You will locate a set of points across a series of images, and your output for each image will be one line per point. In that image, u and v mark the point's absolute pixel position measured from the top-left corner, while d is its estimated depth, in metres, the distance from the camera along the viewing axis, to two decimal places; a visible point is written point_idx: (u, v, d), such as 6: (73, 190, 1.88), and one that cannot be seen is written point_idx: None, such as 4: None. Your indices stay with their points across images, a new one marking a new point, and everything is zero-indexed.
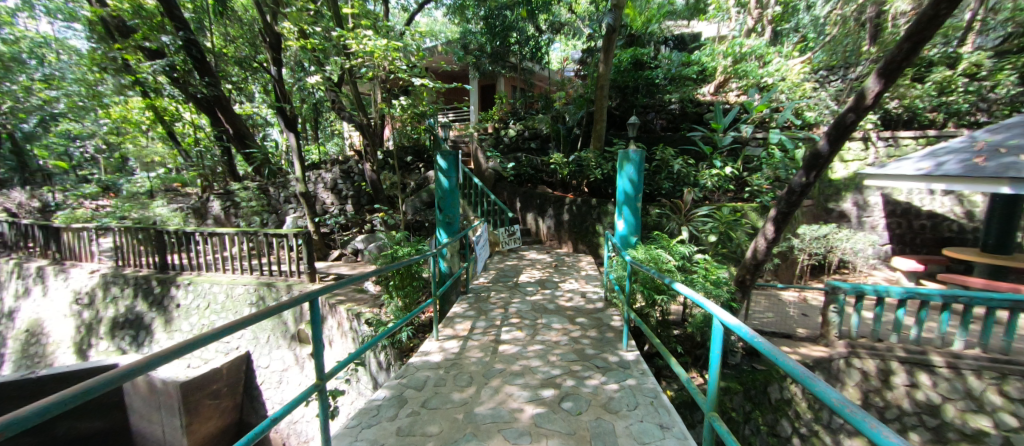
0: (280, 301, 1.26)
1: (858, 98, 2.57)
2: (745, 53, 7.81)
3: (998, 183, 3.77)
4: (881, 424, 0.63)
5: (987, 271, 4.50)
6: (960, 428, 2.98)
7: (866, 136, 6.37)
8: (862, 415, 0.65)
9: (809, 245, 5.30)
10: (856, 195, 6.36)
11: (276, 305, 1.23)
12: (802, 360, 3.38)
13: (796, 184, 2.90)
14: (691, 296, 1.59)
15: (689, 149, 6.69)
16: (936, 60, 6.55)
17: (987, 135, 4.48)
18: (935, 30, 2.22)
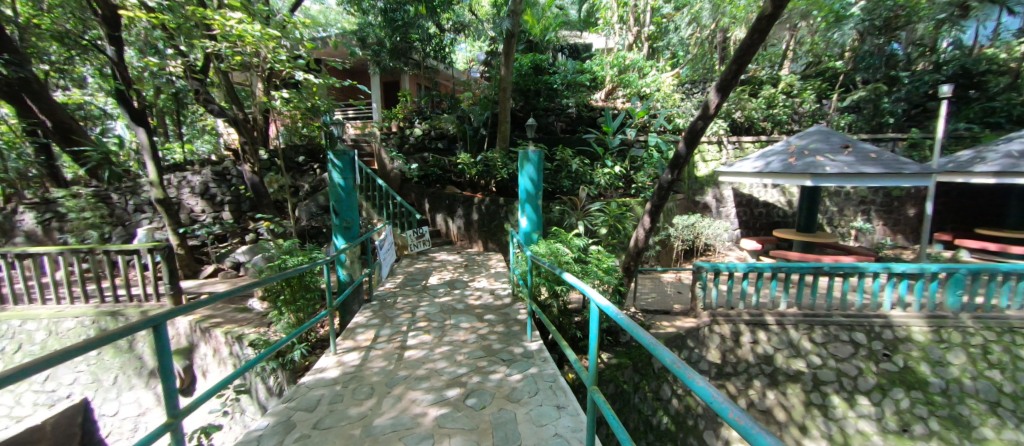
0: (126, 324, 1.01)
1: (704, 108, 3.08)
2: (628, 65, 8.83)
3: (804, 178, 4.90)
4: (694, 372, 0.79)
5: (802, 246, 5.78)
6: (787, 371, 3.79)
7: (720, 140, 7.71)
8: (683, 368, 0.81)
9: (682, 233, 6.28)
10: (714, 190, 7.64)
11: (114, 331, 0.98)
12: (676, 332, 3.95)
13: (664, 180, 3.36)
14: (577, 285, 1.76)
15: (585, 150, 7.28)
16: (765, 80, 8.46)
17: (796, 140, 5.77)
18: (754, 53, 2.72)
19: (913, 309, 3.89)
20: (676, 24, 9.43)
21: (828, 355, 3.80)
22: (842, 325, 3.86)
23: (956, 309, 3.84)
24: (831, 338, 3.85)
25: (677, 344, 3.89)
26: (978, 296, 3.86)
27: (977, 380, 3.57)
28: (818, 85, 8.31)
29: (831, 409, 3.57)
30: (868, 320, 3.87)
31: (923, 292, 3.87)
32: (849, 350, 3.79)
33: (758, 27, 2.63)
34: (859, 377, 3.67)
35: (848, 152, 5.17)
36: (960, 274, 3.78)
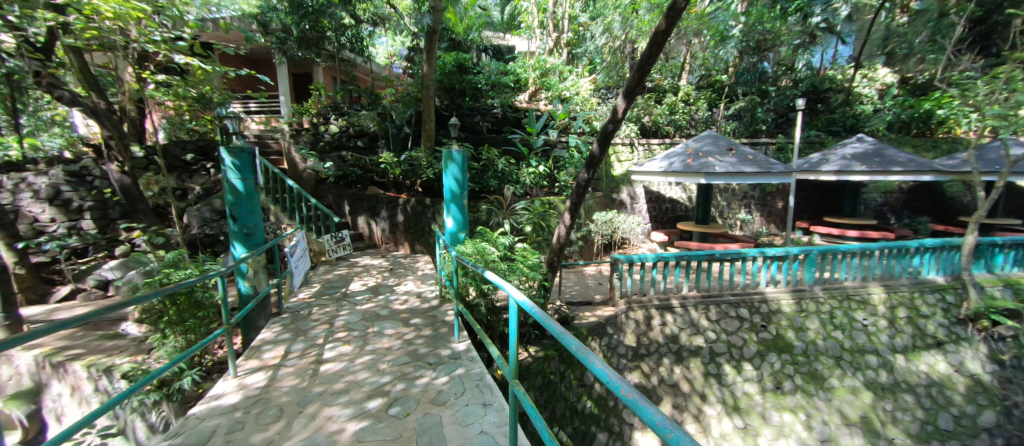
0: None
1: (613, 112, 3.32)
2: (548, 69, 9.19)
3: (698, 176, 5.59)
4: (590, 352, 0.87)
5: (700, 237, 6.57)
6: (689, 348, 4.28)
7: (631, 142, 8.42)
8: (582, 350, 0.88)
9: (602, 228, 6.82)
10: (628, 188, 8.27)
11: None
12: (597, 320, 4.23)
13: (581, 179, 3.57)
14: (498, 283, 1.80)
15: (511, 150, 7.41)
16: (667, 89, 9.47)
17: (693, 143, 6.53)
18: (653, 63, 2.99)
19: (782, 285, 4.65)
20: (592, 32, 10.06)
21: (721, 330, 4.38)
22: (731, 303, 4.48)
23: (811, 283, 4.67)
24: (723, 315, 4.44)
25: (598, 332, 4.16)
26: (826, 271, 4.74)
27: (826, 340, 4.41)
28: (709, 95, 9.51)
29: (724, 377, 4.14)
30: (750, 297, 4.54)
31: (789, 271, 4.65)
32: (736, 324, 4.41)
33: (656, 40, 2.90)
34: (744, 346, 4.30)
35: (732, 154, 5.99)
36: (814, 254, 4.60)
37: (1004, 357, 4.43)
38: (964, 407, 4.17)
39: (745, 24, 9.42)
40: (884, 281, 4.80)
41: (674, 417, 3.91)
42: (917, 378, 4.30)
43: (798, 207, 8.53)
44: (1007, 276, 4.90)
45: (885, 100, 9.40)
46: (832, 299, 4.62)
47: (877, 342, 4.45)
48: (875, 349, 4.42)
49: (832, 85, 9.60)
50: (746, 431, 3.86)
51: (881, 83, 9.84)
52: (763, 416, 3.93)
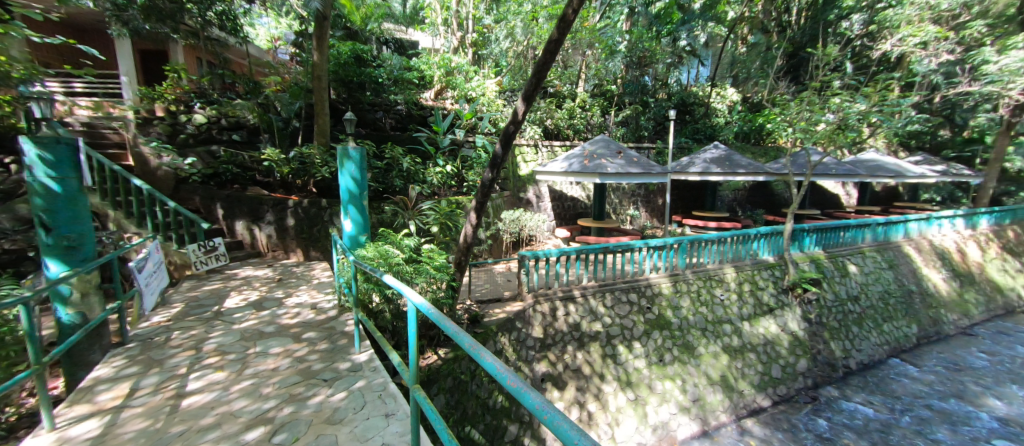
0: None
1: (513, 114, 3.42)
2: (453, 68, 9.10)
3: (593, 177, 6.11)
4: (484, 349, 0.92)
5: (597, 231, 7.20)
6: (590, 334, 4.66)
7: (535, 144, 8.81)
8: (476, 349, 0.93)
9: (510, 227, 6.97)
10: (534, 187, 8.64)
11: None
12: (506, 316, 4.35)
13: (486, 179, 3.61)
14: (397, 288, 1.74)
15: (416, 149, 7.16)
16: (566, 95, 10.15)
17: (589, 146, 7.11)
18: (548, 69, 3.16)
19: (662, 271, 5.35)
20: (496, 35, 10.29)
21: (615, 315, 4.85)
22: (623, 289, 5.01)
23: (684, 268, 5.47)
24: (616, 301, 4.94)
25: (507, 327, 4.26)
26: (694, 257, 5.59)
27: (696, 315, 5.21)
28: (602, 103, 10.47)
29: (618, 356, 4.63)
30: (638, 283, 5.13)
31: (667, 258, 5.37)
32: (628, 308, 4.94)
33: (549, 49, 3.08)
34: (634, 327, 4.85)
35: (620, 156, 6.69)
36: (685, 243, 5.39)
37: (811, 316, 5.78)
38: (787, 357, 5.36)
39: (629, 41, 10.85)
40: (735, 262, 5.86)
41: (578, 399, 4.24)
42: (758, 339, 5.36)
43: (673, 203, 9.92)
44: (812, 253, 6.38)
45: (733, 115, 11.48)
46: (699, 280, 5.47)
47: (731, 313, 5.41)
48: (730, 318, 5.38)
49: (696, 100, 11.36)
50: (636, 402, 4.44)
51: (729, 100, 11.99)
52: (649, 387, 4.55)
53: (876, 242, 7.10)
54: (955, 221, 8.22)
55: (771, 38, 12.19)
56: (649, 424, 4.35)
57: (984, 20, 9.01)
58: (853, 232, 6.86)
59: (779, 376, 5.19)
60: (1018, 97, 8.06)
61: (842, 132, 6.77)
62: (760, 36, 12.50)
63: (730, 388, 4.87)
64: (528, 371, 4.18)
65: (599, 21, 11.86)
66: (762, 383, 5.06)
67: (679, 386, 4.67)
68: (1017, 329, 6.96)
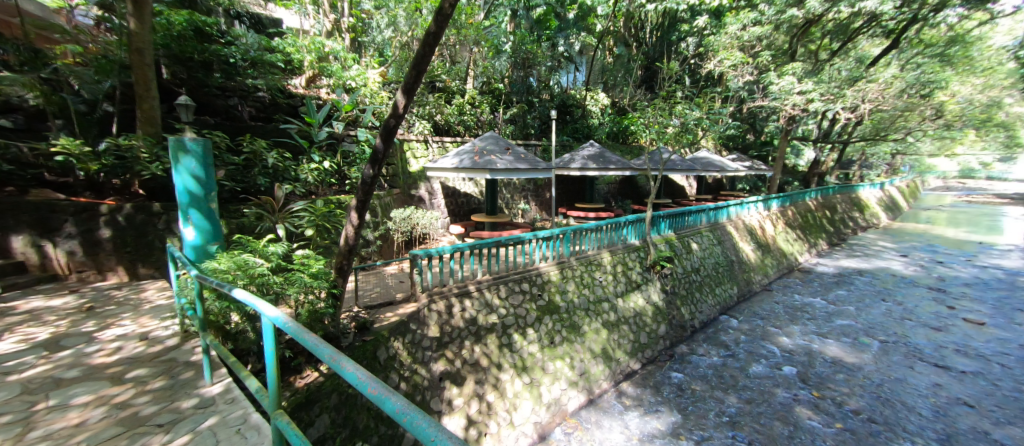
0: None
1: (393, 107, 3.22)
2: (327, 53, 8.18)
3: (483, 172, 6.23)
4: (352, 367, 0.89)
5: (491, 226, 7.37)
6: (486, 326, 4.73)
7: (424, 140, 8.58)
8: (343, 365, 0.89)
9: (399, 226, 6.65)
10: (426, 184, 8.38)
11: None
12: (397, 319, 4.15)
13: (366, 176, 3.35)
14: (249, 302, 1.53)
15: (284, 142, 6.26)
16: (455, 90, 10.12)
17: (479, 142, 7.20)
18: (428, 63, 3.07)
19: (550, 259, 5.73)
20: (377, 22, 9.70)
21: (509, 305, 5.02)
22: (516, 280, 5.20)
23: (569, 255, 5.94)
24: (510, 291, 5.11)
25: (400, 331, 4.04)
26: (577, 245, 6.12)
27: (580, 297, 5.74)
28: (490, 100, 10.70)
29: (514, 344, 4.83)
30: (529, 273, 5.39)
31: (554, 248, 5.77)
32: (521, 297, 5.16)
33: (427, 41, 2.99)
34: (528, 315, 5.11)
35: (509, 153, 6.92)
36: (568, 233, 5.86)
37: (667, 288, 6.91)
38: (651, 325, 6.31)
39: (513, 42, 11.38)
40: (610, 247, 6.61)
41: (477, 391, 4.30)
42: (630, 312, 6.19)
43: (559, 197, 10.75)
44: (666, 235, 7.58)
45: (605, 117, 12.90)
46: (582, 265, 6.01)
47: (608, 292, 6.10)
48: (608, 297, 6.07)
49: (575, 102, 12.44)
50: (532, 385, 4.70)
51: (603, 103, 13.17)
52: (542, 368, 4.87)
53: (710, 223, 8.80)
54: (759, 205, 10.68)
55: (631, 52, 14.08)
56: (544, 403, 4.67)
57: (770, 51, 11.87)
58: (694, 216, 8.38)
59: (646, 341, 6.09)
60: (790, 111, 10.86)
61: (684, 134, 8.10)
62: (623, 48, 14.30)
63: (609, 358, 5.52)
64: (425, 373, 4.05)
65: (484, 19, 12.09)
66: (633, 349, 5.87)
67: (568, 364, 5.11)
68: (795, 283, 9.45)
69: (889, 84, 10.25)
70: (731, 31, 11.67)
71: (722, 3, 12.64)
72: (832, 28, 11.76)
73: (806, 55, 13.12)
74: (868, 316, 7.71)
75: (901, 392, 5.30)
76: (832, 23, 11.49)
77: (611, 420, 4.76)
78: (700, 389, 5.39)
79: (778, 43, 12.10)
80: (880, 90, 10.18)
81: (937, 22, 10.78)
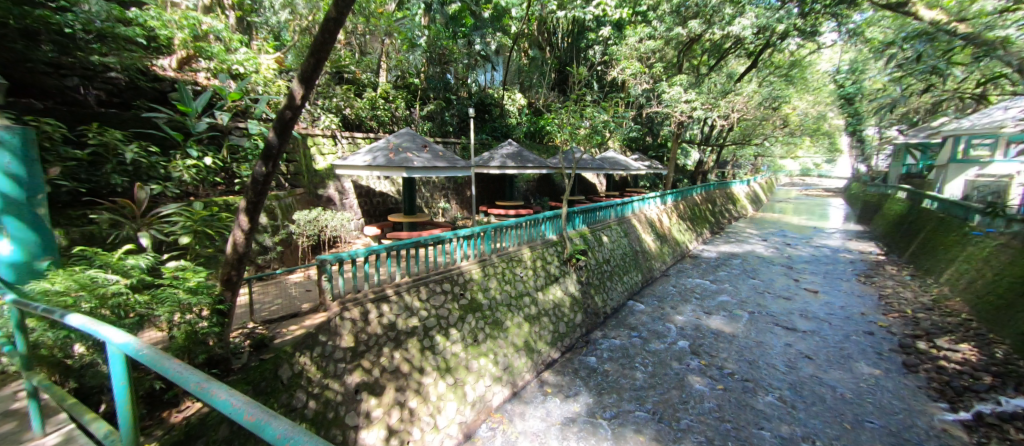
0: None
1: (289, 97, 2.88)
2: (204, 32, 6.97)
3: (400, 171, 5.96)
4: (221, 389, 0.88)
5: (410, 227, 7.10)
6: (406, 330, 4.53)
7: (332, 135, 7.89)
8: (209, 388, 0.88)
9: (305, 229, 5.94)
10: (335, 183, 7.74)
11: None
12: (303, 332, 3.76)
13: (258, 174, 2.95)
14: (86, 327, 1.31)
15: (150, 135, 5.17)
16: (366, 83, 9.55)
17: (394, 138, 6.88)
18: (329, 50, 2.82)
19: (472, 258, 5.69)
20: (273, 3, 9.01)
21: (430, 306, 4.88)
22: (436, 281, 5.07)
23: (490, 253, 5.98)
24: (431, 292, 4.96)
25: (306, 344, 3.65)
26: (498, 242, 6.19)
27: (502, 293, 5.82)
28: (406, 95, 10.29)
29: (436, 346, 4.71)
30: (450, 272, 5.29)
31: (476, 246, 5.75)
32: (442, 298, 5.05)
33: (327, 27, 2.73)
34: (450, 315, 5.03)
35: (426, 150, 6.72)
36: (489, 230, 5.90)
37: (582, 278, 7.38)
38: (569, 315, 6.70)
39: (428, 36, 11.10)
40: (530, 243, 6.79)
41: (398, 399, 4.11)
42: (550, 304, 6.47)
43: (479, 195, 10.80)
44: (580, 230, 8.07)
45: (522, 116, 13.28)
46: (503, 262, 6.10)
47: (528, 286, 6.30)
48: (529, 291, 6.26)
49: (492, 101, 12.60)
50: (456, 385, 4.64)
51: (519, 104, 13.20)
52: (466, 367, 4.84)
53: (618, 217, 9.62)
54: (657, 200, 11.99)
55: (545, 55, 14.70)
56: (468, 402, 4.65)
57: (662, 63, 13.38)
58: (605, 211, 9.07)
59: (564, 330, 6.45)
60: (679, 116, 12.34)
61: (593, 135, 8.69)
62: (537, 52, 14.89)
63: (531, 350, 5.72)
64: (338, 387, 3.74)
65: (396, 11, 11.60)
66: (553, 339, 6.17)
67: (491, 360, 5.15)
68: (687, 267, 10.83)
69: (750, 97, 12.30)
70: (631, 43, 12.77)
71: (622, 17, 13.89)
72: (709, 46, 13.66)
73: (690, 69, 14.99)
74: (741, 292, 9.17)
75: (764, 352, 6.42)
76: (709, 42, 13.36)
77: (534, 410, 4.94)
78: (612, 369, 5.89)
79: (668, 57, 13.69)
80: (745, 102, 12.16)
81: (782, 48, 13.22)
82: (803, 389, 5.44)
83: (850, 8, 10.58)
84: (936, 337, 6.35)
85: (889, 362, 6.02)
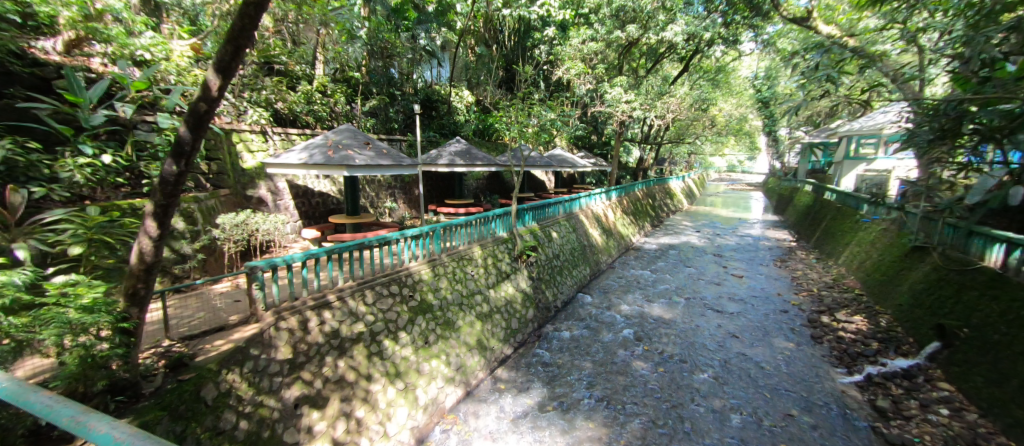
0: None
1: (203, 88, 2.57)
2: (98, 10, 6.02)
3: (340, 169, 5.65)
4: (114, 427, 0.79)
5: (353, 228, 6.75)
6: (351, 337, 4.30)
7: (262, 130, 7.25)
8: (98, 429, 0.79)
9: (231, 233, 5.41)
10: (267, 182, 7.14)
11: None
12: (231, 347, 3.42)
13: (167, 174, 2.61)
14: None
15: (29, 129, 4.34)
16: (300, 76, 8.94)
17: (333, 135, 6.48)
18: (250, 38, 2.58)
19: (421, 258, 5.53)
20: None
21: (376, 310, 4.67)
22: (383, 283, 4.86)
23: (440, 253, 5.85)
24: (377, 296, 4.75)
25: (235, 360, 3.32)
26: (447, 241, 6.07)
27: (452, 293, 5.74)
28: (346, 90, 9.77)
29: (384, 351, 4.52)
30: (398, 274, 5.11)
31: (424, 246, 5.59)
32: (390, 301, 4.86)
33: (246, 12, 2.49)
34: (399, 318, 4.85)
35: (369, 147, 6.42)
36: (438, 230, 5.76)
37: (533, 274, 7.50)
38: (521, 311, 6.77)
39: (368, 28, 10.61)
40: (480, 241, 6.75)
41: (343, 410, 3.89)
42: (501, 301, 6.50)
43: (427, 194, 10.55)
44: (530, 226, 8.18)
45: (470, 114, 13.17)
46: (453, 261, 6.01)
47: (480, 284, 6.27)
48: (480, 289, 6.23)
49: (439, 97, 12.35)
50: (406, 390, 4.49)
51: (466, 101, 13.24)
52: (417, 370, 4.71)
53: (566, 213, 9.89)
54: (602, 196, 12.50)
55: (492, 52, 14.71)
56: (420, 406, 4.54)
57: (604, 64, 13.97)
58: (554, 207, 9.28)
59: (516, 326, 6.52)
60: (620, 116, 12.94)
61: (541, 133, 8.84)
62: (483, 49, 14.83)
63: (483, 348, 5.71)
64: (274, 403, 3.46)
65: None
66: (505, 336, 6.21)
67: (443, 361, 5.06)
68: (630, 259, 11.43)
69: (683, 99, 13.24)
70: (574, 44, 13.19)
71: (566, 18, 14.29)
72: (646, 50, 14.49)
73: (630, 71, 15.79)
74: (678, 280, 9.87)
75: (698, 334, 6.97)
76: (646, 47, 14.16)
77: (488, 407, 4.94)
78: (563, 360, 6.06)
79: (610, 58, 14.28)
80: (678, 103, 13.06)
81: (709, 54, 14.40)
82: (731, 365, 5.99)
83: (764, 19, 11.75)
84: (836, 311, 7.30)
85: (800, 336, 6.82)
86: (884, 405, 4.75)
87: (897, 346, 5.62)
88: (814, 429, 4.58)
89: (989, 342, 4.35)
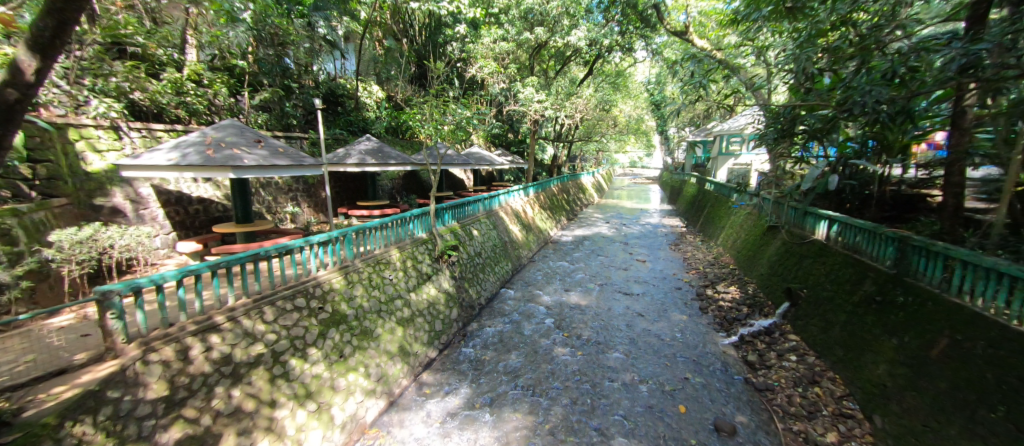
0: None
1: (11, 71, 2.02)
2: None
3: (225, 171, 4.91)
4: None
5: (245, 237, 5.92)
6: (247, 361, 3.77)
7: (114, 125, 5.96)
8: None
9: (72, 253, 4.32)
10: (125, 188, 5.89)
11: None
12: (78, 393, 2.77)
13: None
14: None
15: None
16: (165, 61, 7.56)
17: (212, 131, 5.60)
18: (82, 11, 2.12)
19: (331, 266, 5.09)
20: None
21: (279, 328, 4.17)
22: (286, 297, 4.37)
23: (352, 259, 5.44)
24: (279, 311, 4.24)
25: (84, 408, 2.70)
26: (361, 246, 5.66)
27: (369, 300, 5.39)
28: (228, 80, 8.52)
29: (290, 372, 4.06)
30: (304, 286, 4.63)
31: (333, 253, 5.14)
32: (295, 316, 4.38)
33: None
34: (307, 333, 4.40)
35: (261, 146, 5.69)
36: (349, 234, 5.34)
37: (455, 274, 7.41)
38: (444, 312, 6.64)
39: (253, 11, 9.38)
40: (397, 243, 6.44)
41: None
42: (423, 304, 6.30)
43: (336, 196, 9.75)
44: (450, 226, 8.05)
45: (380, 110, 12.48)
46: (368, 267, 5.64)
47: (399, 288, 5.99)
48: (399, 294, 5.95)
49: (344, 92, 11.47)
50: (319, 411, 4.11)
51: (375, 97, 12.53)
52: (331, 387, 4.34)
53: (486, 210, 9.94)
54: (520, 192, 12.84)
55: (401, 46, 14.12)
56: (337, 425, 4.19)
57: (515, 64, 14.35)
58: (473, 205, 9.26)
59: (440, 328, 6.39)
60: (534, 114, 13.40)
61: (457, 131, 8.74)
62: (392, 42, 14.15)
63: (406, 355, 5.48)
64: None
65: None
66: (429, 339, 6.05)
67: (361, 374, 4.74)
68: (548, 253, 11.95)
69: (589, 99, 14.29)
70: (486, 42, 13.33)
71: (476, 17, 14.35)
72: (554, 52, 15.26)
73: (540, 72, 16.50)
74: (592, 268, 10.61)
75: (611, 317, 7.59)
76: (553, 49, 14.93)
77: (413, 415, 4.77)
78: (488, 356, 6.12)
79: (521, 59, 14.72)
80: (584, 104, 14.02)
81: (610, 59, 15.72)
82: (638, 341, 6.65)
83: (652, 31, 13.22)
84: (718, 285, 8.53)
85: (691, 309, 7.84)
86: (753, 358, 5.71)
87: (761, 309, 6.79)
88: (704, 387, 5.31)
89: (822, 297, 5.43)
